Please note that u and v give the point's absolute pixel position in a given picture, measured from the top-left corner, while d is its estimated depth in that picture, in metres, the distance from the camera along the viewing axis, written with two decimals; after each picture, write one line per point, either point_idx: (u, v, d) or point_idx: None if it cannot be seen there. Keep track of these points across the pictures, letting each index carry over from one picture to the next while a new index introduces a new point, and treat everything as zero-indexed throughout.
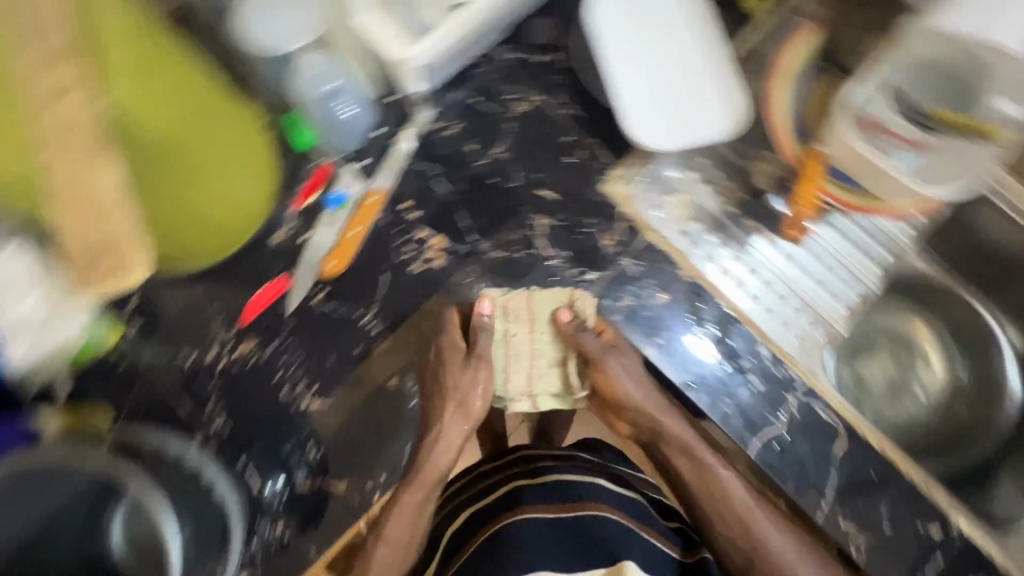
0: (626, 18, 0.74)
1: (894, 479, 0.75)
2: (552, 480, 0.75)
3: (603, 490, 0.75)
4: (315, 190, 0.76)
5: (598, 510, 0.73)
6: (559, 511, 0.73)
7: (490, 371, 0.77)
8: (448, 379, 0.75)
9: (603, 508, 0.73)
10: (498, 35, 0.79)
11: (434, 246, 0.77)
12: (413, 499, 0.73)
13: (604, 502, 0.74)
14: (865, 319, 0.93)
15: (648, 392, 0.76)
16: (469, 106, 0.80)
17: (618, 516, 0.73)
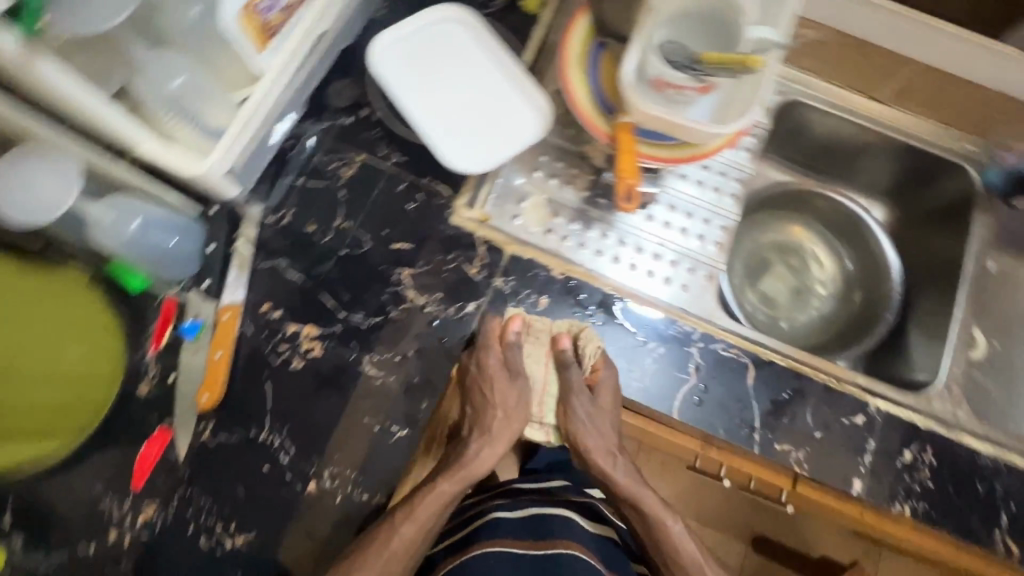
0: (414, 65, 0.78)
1: (808, 387, 0.78)
2: (533, 513, 0.72)
3: (576, 528, 0.71)
4: (167, 327, 0.73)
5: (567, 550, 0.68)
6: (529, 548, 0.68)
7: (529, 389, 0.79)
8: (493, 393, 0.76)
9: (570, 545, 0.68)
10: (298, 113, 0.80)
11: (308, 337, 0.74)
12: (428, 502, 0.69)
13: (575, 540, 0.69)
14: (751, 241, 1.11)
15: (609, 430, 0.76)
16: (299, 189, 0.80)
17: (590, 557, 0.68)
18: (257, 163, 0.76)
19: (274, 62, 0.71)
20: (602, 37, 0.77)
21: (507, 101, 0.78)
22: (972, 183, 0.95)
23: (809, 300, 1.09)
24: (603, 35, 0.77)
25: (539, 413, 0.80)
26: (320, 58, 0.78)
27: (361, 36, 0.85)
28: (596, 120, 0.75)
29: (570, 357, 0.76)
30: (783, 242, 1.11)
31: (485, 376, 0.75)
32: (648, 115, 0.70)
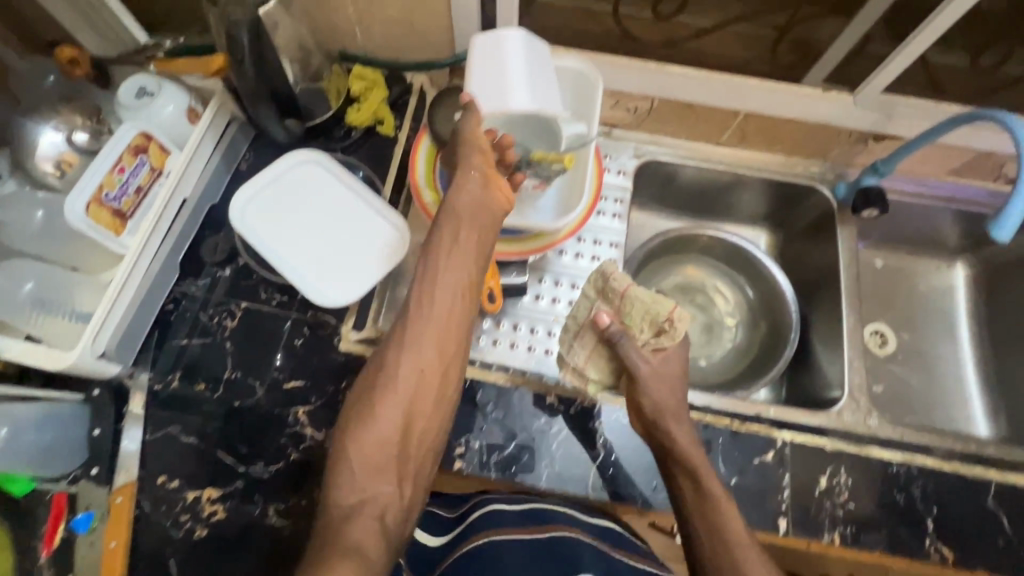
0: (269, 209, 0.80)
1: (713, 434, 0.80)
2: (529, 508, 0.70)
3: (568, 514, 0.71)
4: (60, 523, 0.71)
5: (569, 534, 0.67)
6: (534, 534, 0.67)
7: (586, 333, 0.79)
8: (471, 162, 0.68)
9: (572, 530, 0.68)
10: (173, 277, 0.82)
11: (209, 500, 0.73)
12: (446, 233, 0.68)
13: (574, 526, 0.69)
14: (654, 290, 1.15)
15: (665, 380, 0.76)
16: (183, 349, 0.80)
17: (589, 539, 0.68)
18: (136, 335, 0.78)
19: (133, 241, 0.74)
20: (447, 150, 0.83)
21: (371, 225, 0.81)
22: (827, 201, 1.02)
23: (721, 334, 1.13)
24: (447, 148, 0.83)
25: (586, 364, 0.78)
26: (186, 222, 0.83)
27: (229, 189, 0.89)
28: None
29: (615, 331, 0.77)
30: (684, 282, 1.17)
31: (472, 198, 0.68)
32: None
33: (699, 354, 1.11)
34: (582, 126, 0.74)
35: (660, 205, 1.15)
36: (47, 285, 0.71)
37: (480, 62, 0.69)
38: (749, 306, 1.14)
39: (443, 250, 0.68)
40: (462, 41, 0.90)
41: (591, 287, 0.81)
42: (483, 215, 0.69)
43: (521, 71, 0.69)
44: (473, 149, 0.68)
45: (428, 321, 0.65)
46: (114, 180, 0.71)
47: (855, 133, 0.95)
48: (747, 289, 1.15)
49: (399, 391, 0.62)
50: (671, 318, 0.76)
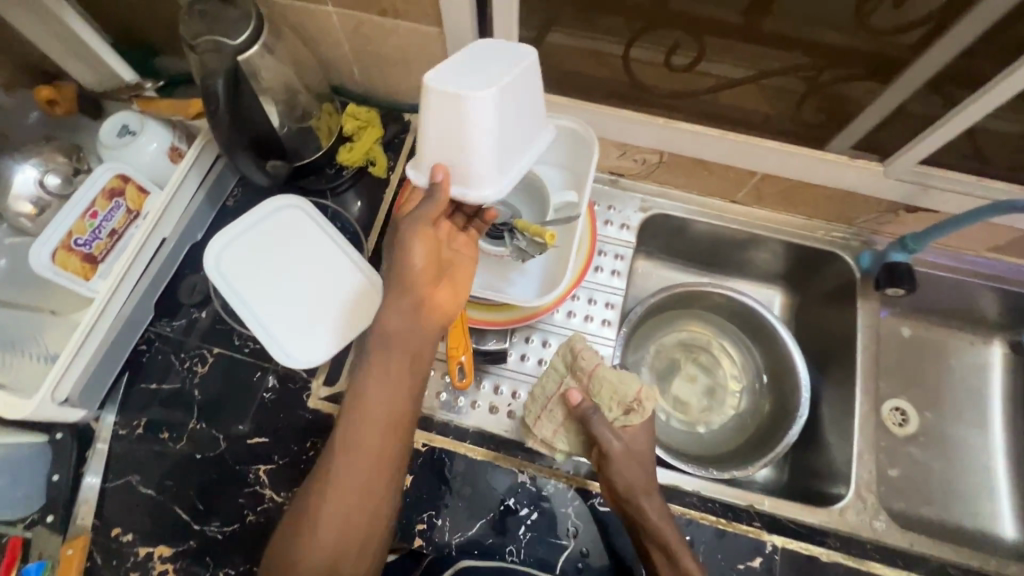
0: (243, 262, 0.77)
1: (695, 531, 0.74)
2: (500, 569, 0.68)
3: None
4: (11, 570, 0.69)
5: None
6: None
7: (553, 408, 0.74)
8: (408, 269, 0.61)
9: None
10: (148, 318, 0.81)
11: (160, 558, 0.71)
12: (380, 358, 0.60)
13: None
14: (655, 347, 1.09)
15: (636, 462, 0.70)
16: (152, 394, 0.79)
17: None
18: (104, 379, 0.76)
19: (104, 285, 0.73)
20: None
21: (346, 284, 0.78)
22: (849, 270, 0.95)
23: (724, 399, 1.06)
24: None
25: (552, 438, 0.73)
26: (164, 263, 0.81)
27: (214, 227, 0.87)
28: None
29: (587, 408, 0.71)
30: (688, 340, 1.10)
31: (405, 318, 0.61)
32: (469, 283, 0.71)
33: (696, 420, 1.05)
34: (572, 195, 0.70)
35: (668, 259, 1.09)
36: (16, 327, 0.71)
37: (438, 126, 0.56)
38: (756, 371, 1.07)
39: (375, 370, 0.60)
40: None
41: (561, 361, 0.75)
42: (418, 337, 0.62)
43: (485, 146, 0.57)
44: (418, 246, 0.61)
45: (356, 457, 0.58)
46: (85, 225, 0.70)
47: (884, 204, 0.87)
48: (754, 353, 1.07)
49: (332, 526, 0.57)
50: (639, 398, 0.72)
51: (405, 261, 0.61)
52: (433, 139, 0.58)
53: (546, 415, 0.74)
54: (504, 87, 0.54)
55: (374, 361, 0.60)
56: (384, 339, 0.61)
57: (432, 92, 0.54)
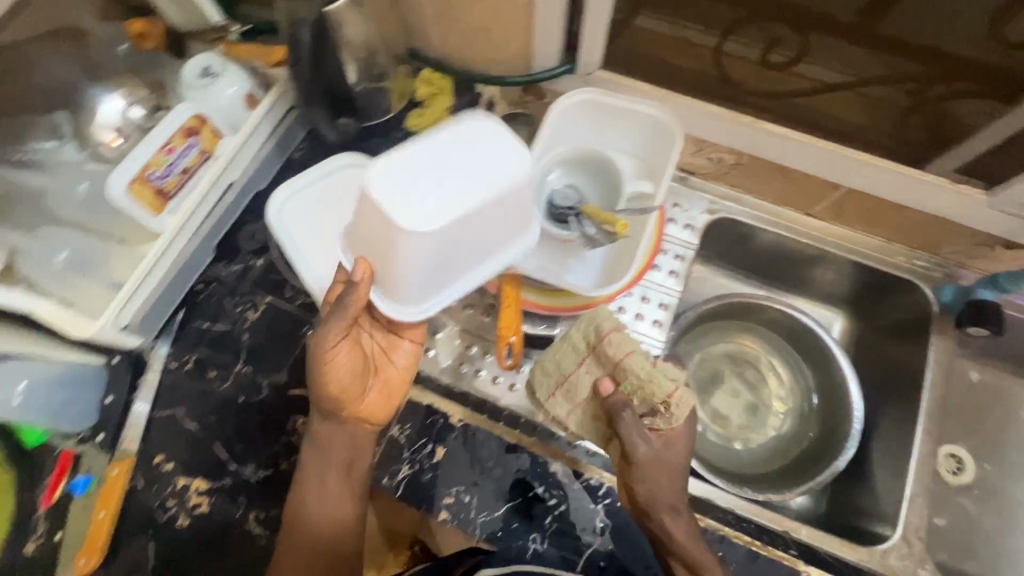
0: (305, 219, 0.78)
1: (728, 549, 0.71)
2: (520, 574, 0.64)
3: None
4: (60, 481, 0.73)
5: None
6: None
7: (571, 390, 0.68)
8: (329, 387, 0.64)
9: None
10: (206, 259, 0.82)
11: (196, 491, 0.73)
12: (319, 470, 0.67)
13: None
14: (699, 355, 1.05)
15: (660, 466, 0.64)
16: (203, 333, 0.80)
17: None
18: (160, 312, 0.78)
19: (172, 221, 0.74)
20: None
21: None
22: (926, 302, 0.88)
23: (766, 418, 1.02)
24: None
25: (566, 420, 0.69)
26: (229, 207, 0.82)
27: (278, 176, 0.88)
28: None
29: (619, 404, 0.64)
30: (736, 353, 1.06)
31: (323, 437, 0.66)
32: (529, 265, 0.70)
33: (734, 436, 1.01)
34: (649, 186, 0.66)
35: (727, 266, 1.04)
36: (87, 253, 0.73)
37: (369, 226, 0.54)
38: (804, 394, 1.02)
39: (312, 476, 0.67)
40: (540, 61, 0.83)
41: (583, 339, 0.67)
42: (344, 440, 0.67)
43: (420, 264, 0.55)
44: (343, 366, 0.64)
45: (305, 551, 0.66)
46: (161, 160, 0.71)
47: (979, 235, 0.80)
48: (806, 373, 1.02)
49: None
50: (669, 401, 0.63)
51: (331, 378, 0.63)
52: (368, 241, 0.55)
53: (562, 391, 0.69)
54: (452, 221, 0.51)
55: (312, 463, 0.68)
56: (319, 451, 0.67)
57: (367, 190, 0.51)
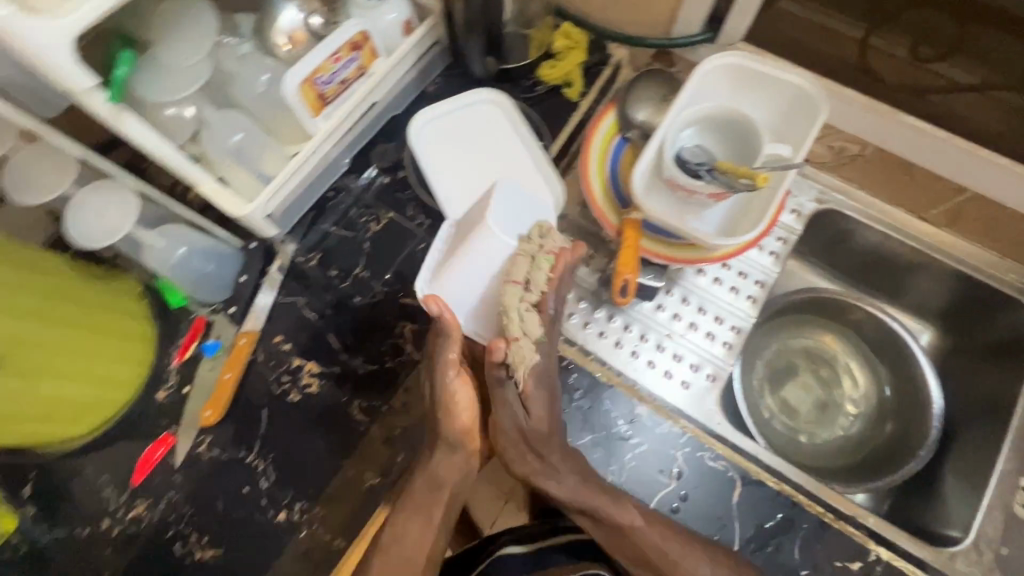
0: (439, 141, 0.82)
1: (800, 515, 0.72)
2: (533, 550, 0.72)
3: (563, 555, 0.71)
4: (193, 342, 0.81)
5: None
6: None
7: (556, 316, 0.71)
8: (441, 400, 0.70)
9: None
10: (340, 169, 0.89)
11: (309, 372, 0.80)
12: (425, 503, 0.70)
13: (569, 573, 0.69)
14: (777, 345, 1.06)
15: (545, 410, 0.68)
16: (329, 235, 0.87)
17: None
18: (296, 209, 0.85)
19: (325, 126, 0.80)
20: (625, 132, 0.79)
21: (530, 184, 0.82)
22: None
23: (835, 417, 1.02)
24: (626, 131, 0.79)
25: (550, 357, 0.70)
26: (368, 124, 0.88)
27: (412, 105, 0.94)
28: (606, 211, 0.76)
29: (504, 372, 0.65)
30: (813, 349, 1.06)
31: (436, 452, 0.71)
32: (656, 212, 0.72)
33: (801, 430, 1.01)
34: (788, 149, 0.68)
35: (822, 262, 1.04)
36: (247, 142, 0.77)
37: (478, 256, 0.70)
38: (879, 399, 1.01)
39: (412, 509, 0.70)
40: (682, 27, 0.86)
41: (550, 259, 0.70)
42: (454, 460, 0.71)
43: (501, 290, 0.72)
44: (462, 394, 0.71)
45: (397, 574, 0.67)
46: (328, 67, 0.75)
47: None
48: (883, 379, 1.02)
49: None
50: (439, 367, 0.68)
51: (450, 403, 0.70)
52: (458, 281, 0.71)
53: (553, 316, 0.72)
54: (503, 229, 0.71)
55: (414, 500, 0.70)
56: (427, 482, 0.71)
57: (483, 230, 0.70)
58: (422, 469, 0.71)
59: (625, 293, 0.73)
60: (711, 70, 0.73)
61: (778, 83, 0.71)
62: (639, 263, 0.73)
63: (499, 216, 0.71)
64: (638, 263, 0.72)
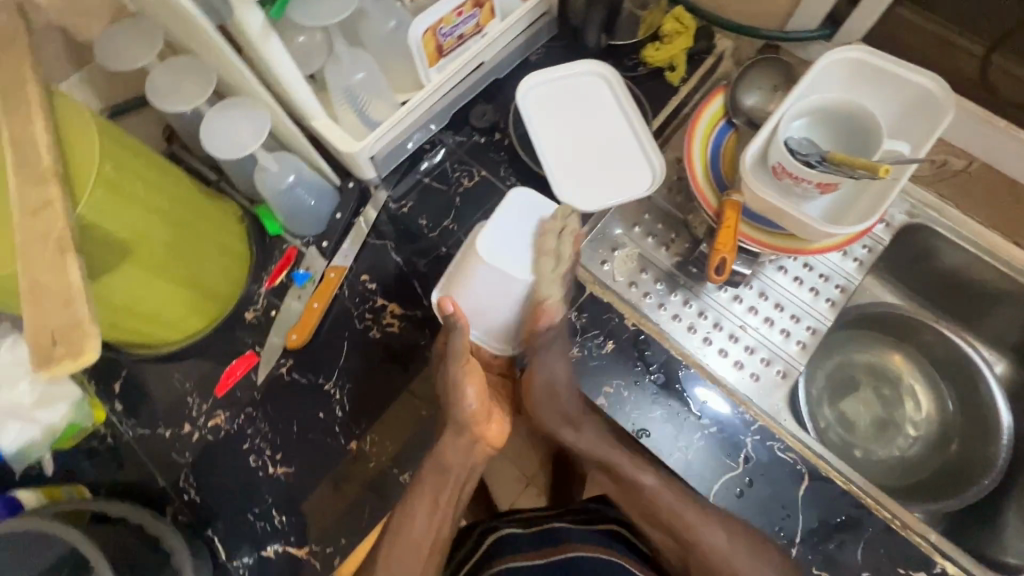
0: (542, 107, 0.84)
1: (865, 519, 0.72)
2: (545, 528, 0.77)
3: (581, 531, 0.77)
4: (284, 270, 0.84)
5: (581, 551, 0.74)
6: (546, 556, 0.74)
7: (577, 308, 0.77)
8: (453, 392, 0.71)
9: (581, 548, 0.75)
10: (440, 124, 0.90)
11: (391, 313, 0.82)
12: (432, 487, 0.72)
13: (586, 542, 0.76)
14: (839, 358, 1.03)
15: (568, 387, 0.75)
16: (422, 185, 0.89)
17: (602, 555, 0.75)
18: (397, 156, 0.87)
19: (437, 78, 0.82)
20: (732, 118, 0.80)
21: (630, 158, 0.82)
22: None
23: (894, 437, 0.99)
24: (733, 116, 0.80)
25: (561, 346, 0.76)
26: (474, 83, 0.89)
27: (514, 70, 0.95)
28: (706, 191, 0.77)
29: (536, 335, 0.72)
30: (877, 367, 1.04)
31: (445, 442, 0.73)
32: (759, 197, 0.70)
33: (858, 447, 0.98)
34: (906, 147, 0.67)
35: (902, 285, 1.00)
36: (362, 85, 0.78)
37: (484, 283, 0.73)
38: (943, 424, 0.98)
39: (419, 493, 0.71)
40: (800, 21, 0.85)
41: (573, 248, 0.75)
42: (462, 449, 0.73)
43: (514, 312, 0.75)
44: (471, 393, 0.71)
45: (404, 559, 0.69)
46: (451, 20, 0.77)
47: None
48: (948, 404, 0.99)
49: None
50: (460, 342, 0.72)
51: (460, 397, 0.70)
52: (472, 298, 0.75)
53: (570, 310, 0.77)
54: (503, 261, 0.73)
55: (426, 480, 0.72)
56: (438, 467, 0.72)
57: (480, 261, 0.73)
58: (434, 454, 0.73)
59: (719, 271, 0.74)
60: (834, 63, 0.72)
61: (901, 80, 0.70)
62: (737, 245, 0.73)
63: (490, 244, 0.73)
64: (737, 244, 0.72)
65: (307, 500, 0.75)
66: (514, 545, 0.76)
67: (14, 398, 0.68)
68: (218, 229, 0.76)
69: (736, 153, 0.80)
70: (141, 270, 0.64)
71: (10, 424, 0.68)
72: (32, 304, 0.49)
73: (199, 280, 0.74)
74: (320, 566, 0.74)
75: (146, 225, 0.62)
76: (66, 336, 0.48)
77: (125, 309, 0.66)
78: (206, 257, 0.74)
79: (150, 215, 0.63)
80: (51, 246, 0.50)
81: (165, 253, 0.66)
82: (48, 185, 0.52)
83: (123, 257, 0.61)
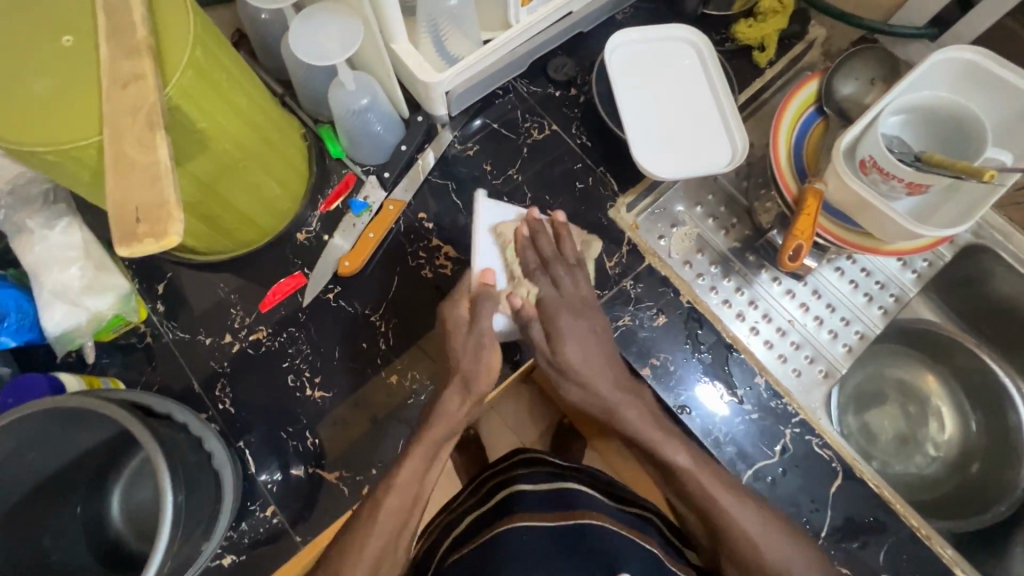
0: (628, 71, 0.83)
1: (891, 524, 0.74)
2: (560, 489, 0.67)
3: (598, 503, 0.67)
4: (341, 196, 0.82)
5: (593, 521, 0.64)
6: (554, 520, 0.63)
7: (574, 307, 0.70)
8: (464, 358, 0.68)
9: (599, 519, 0.65)
10: (515, 72, 0.87)
11: (445, 255, 0.82)
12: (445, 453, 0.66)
13: (603, 513, 0.66)
14: (872, 367, 0.96)
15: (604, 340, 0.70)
16: (490, 130, 0.87)
17: (611, 525, 0.64)
18: (469, 96, 0.83)
19: (526, 19, 0.76)
20: (823, 106, 0.80)
21: (710, 132, 0.81)
22: None
23: (913, 454, 0.93)
24: (823, 104, 0.80)
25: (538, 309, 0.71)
26: (560, 32, 0.85)
27: (599, 25, 0.91)
28: (788, 177, 0.77)
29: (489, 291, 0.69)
30: (907, 382, 0.97)
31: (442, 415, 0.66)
32: (844, 185, 0.69)
33: (883, 464, 0.92)
34: (1009, 157, 0.64)
35: (954, 311, 0.95)
36: (440, 15, 0.74)
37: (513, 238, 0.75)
38: (964, 447, 0.94)
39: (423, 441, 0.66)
40: (907, 15, 0.81)
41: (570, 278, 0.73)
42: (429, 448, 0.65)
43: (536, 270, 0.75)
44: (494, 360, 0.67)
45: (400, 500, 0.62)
46: None
47: None
48: (972, 430, 0.94)
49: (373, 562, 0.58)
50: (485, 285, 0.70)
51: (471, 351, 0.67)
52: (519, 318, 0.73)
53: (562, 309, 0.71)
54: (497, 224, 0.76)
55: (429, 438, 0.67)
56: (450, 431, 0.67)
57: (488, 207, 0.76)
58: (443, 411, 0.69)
59: (794, 257, 0.73)
60: (945, 62, 0.69)
61: (1011, 87, 0.68)
62: (816, 234, 0.72)
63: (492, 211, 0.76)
64: (816, 234, 0.71)
65: (335, 426, 0.76)
66: (523, 505, 0.65)
67: (64, 280, 0.71)
68: (290, 146, 0.74)
69: (820, 143, 0.79)
70: (216, 169, 0.62)
71: (57, 306, 0.71)
72: (115, 175, 0.48)
73: (268, 189, 0.72)
74: (348, 493, 0.74)
75: (226, 121, 0.60)
76: (150, 214, 0.48)
77: (197, 208, 0.65)
78: (277, 169, 0.72)
79: (233, 110, 0.60)
80: (140, 121, 0.49)
81: (241, 154, 0.64)
82: (143, 58, 0.50)
83: (202, 149, 0.59)
